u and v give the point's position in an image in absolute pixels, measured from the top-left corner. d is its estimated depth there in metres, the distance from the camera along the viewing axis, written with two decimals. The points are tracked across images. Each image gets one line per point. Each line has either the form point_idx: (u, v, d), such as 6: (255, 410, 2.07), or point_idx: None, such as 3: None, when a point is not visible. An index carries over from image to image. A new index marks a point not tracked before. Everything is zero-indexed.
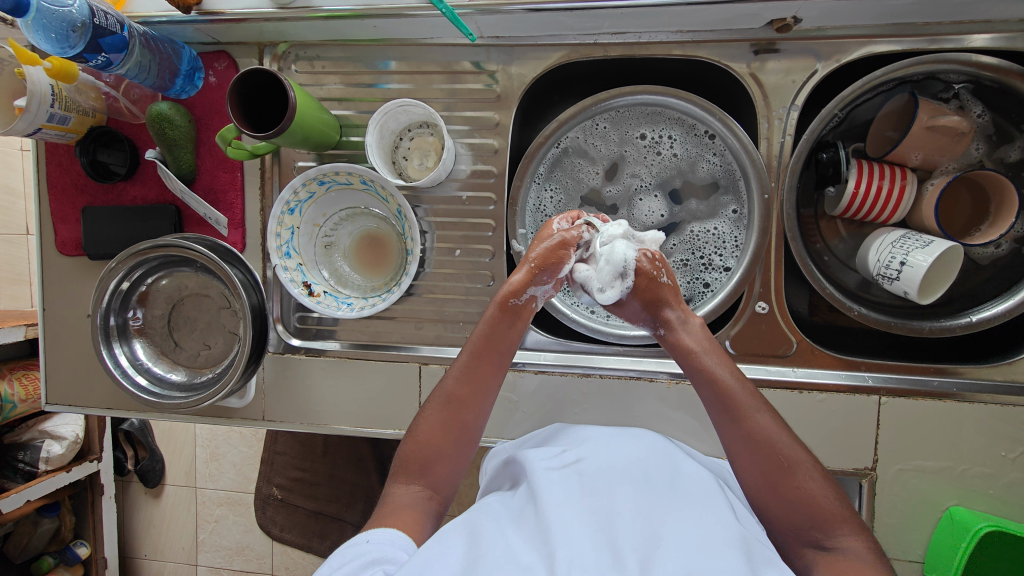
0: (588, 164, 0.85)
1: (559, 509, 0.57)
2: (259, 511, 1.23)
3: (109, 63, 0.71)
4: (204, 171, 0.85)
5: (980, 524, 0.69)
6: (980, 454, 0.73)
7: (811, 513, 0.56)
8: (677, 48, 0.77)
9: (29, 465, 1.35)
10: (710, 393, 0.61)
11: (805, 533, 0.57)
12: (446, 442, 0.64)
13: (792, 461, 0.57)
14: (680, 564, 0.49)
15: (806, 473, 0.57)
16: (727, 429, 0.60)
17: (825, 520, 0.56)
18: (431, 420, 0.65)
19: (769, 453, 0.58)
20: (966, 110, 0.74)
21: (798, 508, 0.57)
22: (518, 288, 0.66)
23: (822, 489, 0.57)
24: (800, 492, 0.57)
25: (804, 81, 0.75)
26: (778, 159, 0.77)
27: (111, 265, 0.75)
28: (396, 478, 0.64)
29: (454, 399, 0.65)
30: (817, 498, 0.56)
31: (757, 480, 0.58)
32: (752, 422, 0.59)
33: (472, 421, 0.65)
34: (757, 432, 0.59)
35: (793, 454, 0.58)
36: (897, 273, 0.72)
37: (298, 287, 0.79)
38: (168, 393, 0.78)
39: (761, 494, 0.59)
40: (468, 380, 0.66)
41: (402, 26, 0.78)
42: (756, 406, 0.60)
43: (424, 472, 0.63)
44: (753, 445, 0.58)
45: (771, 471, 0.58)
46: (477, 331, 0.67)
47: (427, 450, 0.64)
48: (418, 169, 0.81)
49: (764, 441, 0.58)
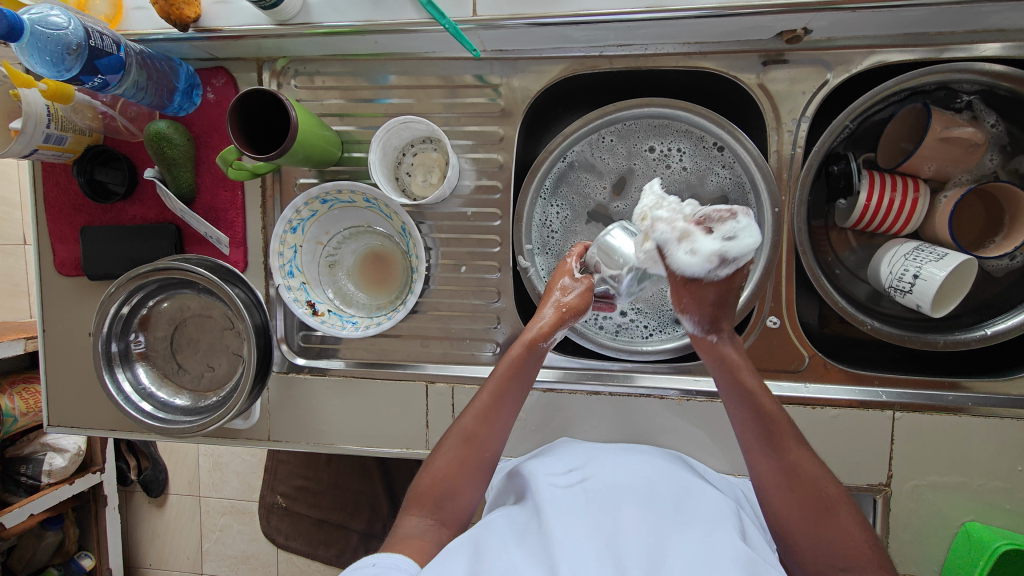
0: (595, 178, 0.84)
1: (563, 525, 0.55)
2: (263, 520, 1.23)
3: (106, 84, 0.70)
4: (204, 190, 0.84)
5: (997, 543, 0.68)
6: (997, 469, 0.72)
7: (844, 554, 0.55)
8: (684, 59, 0.76)
9: (32, 478, 1.33)
10: (749, 424, 0.60)
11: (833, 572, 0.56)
12: (461, 476, 0.64)
13: (830, 501, 0.57)
14: None
15: (840, 512, 0.56)
16: (764, 461, 0.59)
17: (858, 562, 0.55)
18: (448, 456, 0.65)
19: (806, 489, 0.57)
20: (979, 119, 0.73)
21: (830, 547, 0.56)
22: (548, 332, 0.65)
23: (854, 526, 0.56)
24: (834, 531, 0.56)
25: (814, 92, 0.74)
26: (789, 171, 0.76)
27: (111, 290, 0.74)
28: (408, 511, 0.64)
29: (472, 436, 0.65)
30: (852, 538, 0.55)
31: (792, 513, 0.57)
32: (793, 456, 0.58)
33: (488, 456, 0.65)
34: (797, 467, 0.58)
35: (829, 492, 0.57)
36: (910, 286, 0.70)
37: (302, 306, 0.79)
38: (174, 418, 0.77)
39: (793, 531, 0.58)
40: (485, 417, 0.65)
41: (403, 41, 0.77)
42: (797, 439, 0.59)
43: (437, 506, 0.63)
44: (795, 480, 0.57)
45: (808, 507, 0.57)
46: (499, 367, 0.66)
47: (440, 483, 0.63)
48: (422, 185, 0.80)
49: (804, 477, 0.57)
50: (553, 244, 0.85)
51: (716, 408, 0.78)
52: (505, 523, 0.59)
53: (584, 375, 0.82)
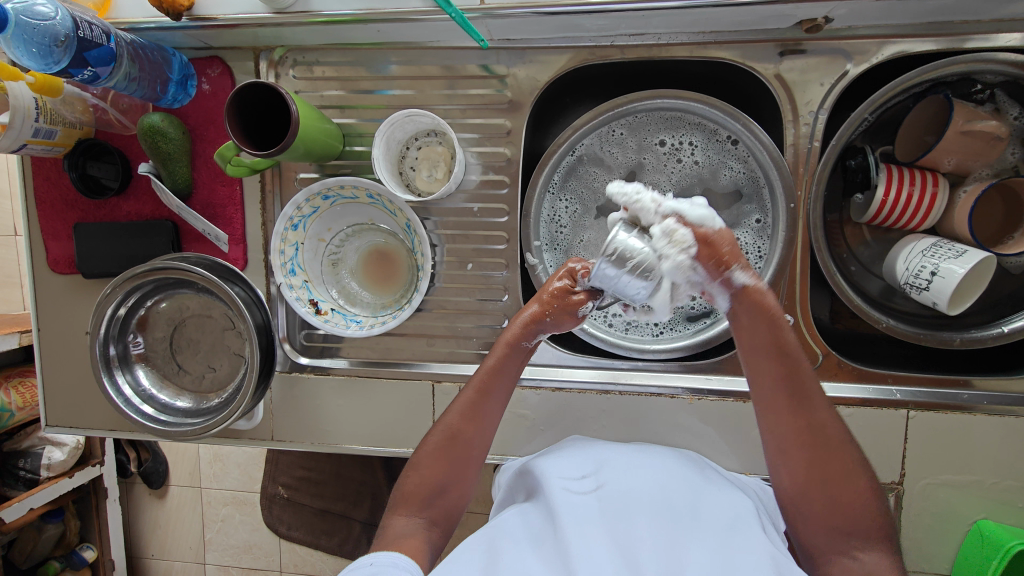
0: (604, 172, 0.81)
1: (579, 533, 0.54)
2: (265, 511, 1.20)
3: (96, 77, 0.67)
4: (200, 185, 0.81)
5: (1013, 542, 0.67)
6: (1010, 467, 0.72)
7: (853, 519, 0.56)
8: (699, 49, 0.73)
9: (31, 472, 1.32)
10: (772, 378, 0.57)
11: (839, 538, 0.56)
12: (446, 472, 0.63)
13: (844, 464, 0.57)
14: None
15: (857, 475, 0.57)
16: (784, 420, 0.57)
17: (863, 530, 0.56)
18: (431, 455, 0.64)
19: (823, 452, 0.56)
20: (1001, 112, 0.71)
21: (840, 512, 0.56)
22: (529, 327, 0.64)
23: (864, 491, 0.56)
24: (851, 494, 0.56)
25: (834, 84, 0.71)
26: (805, 165, 0.74)
27: (107, 291, 0.72)
28: (395, 510, 0.63)
29: (456, 436, 0.64)
30: (863, 501, 0.56)
31: (803, 474, 0.57)
32: (816, 416, 0.57)
33: (472, 454, 0.64)
34: (821, 426, 0.57)
35: (846, 454, 0.57)
36: (927, 283, 0.68)
37: (305, 305, 0.77)
38: (178, 420, 0.76)
39: (804, 493, 0.58)
40: (473, 416, 0.64)
41: (406, 30, 0.74)
42: (822, 397, 0.57)
43: (426, 504, 0.63)
44: (810, 440, 0.56)
45: (825, 468, 0.56)
46: (483, 364, 0.65)
47: (427, 482, 0.63)
48: (428, 180, 0.77)
49: (820, 437, 0.57)
50: (561, 241, 0.83)
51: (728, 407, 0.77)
52: (518, 524, 0.58)
53: (593, 373, 0.81)
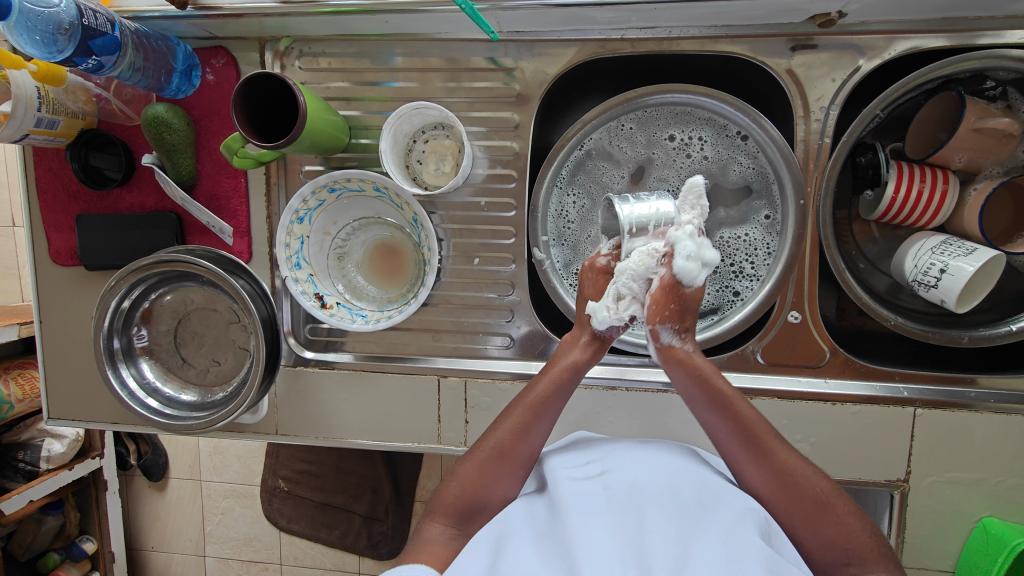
0: (613, 167, 0.81)
1: (585, 524, 0.55)
2: (265, 503, 1.22)
3: (100, 66, 0.66)
4: (205, 177, 0.80)
5: (1017, 540, 0.68)
6: (1015, 466, 0.72)
7: (848, 549, 0.55)
8: (710, 43, 0.72)
9: (31, 464, 1.32)
10: (727, 430, 0.60)
11: (842, 569, 0.56)
12: (489, 483, 0.63)
13: (824, 495, 0.57)
14: None
15: (837, 504, 0.57)
16: (751, 467, 0.59)
17: (861, 556, 0.55)
18: (475, 467, 0.64)
19: (800, 488, 0.57)
20: (1014, 109, 0.70)
21: (833, 545, 0.56)
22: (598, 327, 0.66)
23: (853, 521, 0.56)
24: (839, 526, 0.56)
25: (846, 79, 0.70)
26: (815, 161, 0.73)
27: (111, 283, 0.71)
28: (430, 518, 0.63)
29: (504, 449, 0.64)
30: (854, 533, 0.56)
31: (789, 515, 0.57)
32: (779, 455, 0.59)
33: (520, 463, 0.64)
34: (784, 465, 0.58)
35: (822, 486, 0.58)
36: (935, 280, 0.68)
37: (309, 299, 0.76)
38: (182, 414, 0.75)
39: (796, 533, 0.58)
40: (520, 431, 0.64)
41: (413, 21, 0.73)
42: (773, 435, 0.60)
43: (462, 513, 0.62)
44: (782, 480, 0.58)
45: (805, 504, 0.57)
46: (540, 379, 0.66)
47: (467, 493, 0.63)
48: (435, 174, 0.76)
49: (792, 477, 0.58)
50: (569, 236, 0.82)
51: None
52: (524, 519, 0.58)
53: (599, 369, 0.81)
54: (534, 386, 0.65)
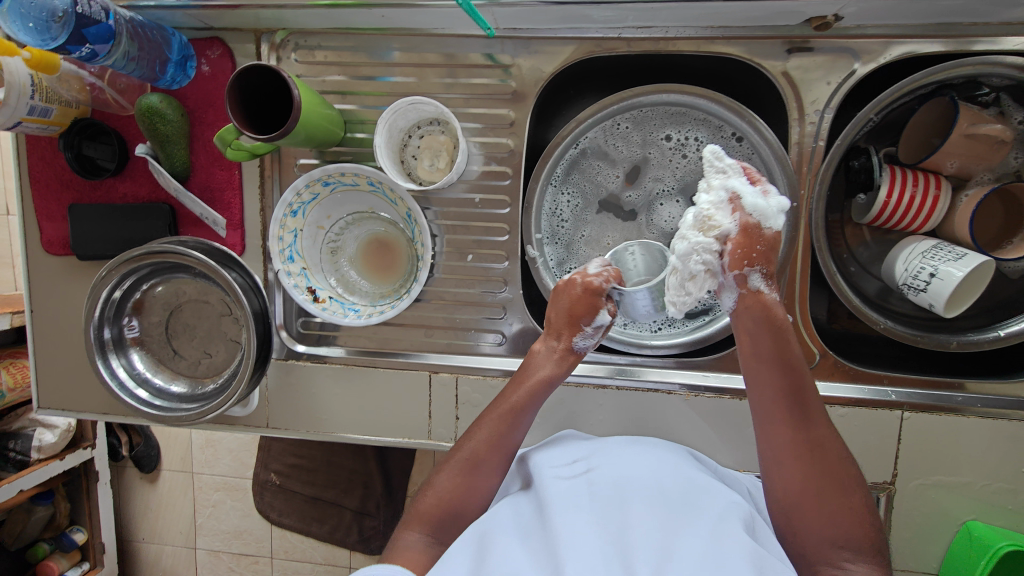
0: (608, 166, 0.81)
1: (568, 522, 0.55)
2: (256, 497, 1.21)
3: (94, 55, 0.65)
4: (198, 168, 0.80)
5: (1000, 544, 0.69)
6: (999, 470, 0.73)
7: (846, 528, 0.55)
8: (707, 44, 0.72)
9: (21, 454, 1.31)
10: (772, 386, 0.58)
11: (833, 548, 0.55)
12: (463, 495, 0.63)
13: (844, 474, 0.57)
14: None
15: (852, 485, 0.57)
16: (782, 431, 0.58)
17: (856, 541, 0.55)
18: (451, 477, 0.64)
19: (824, 458, 0.57)
20: (1006, 115, 0.70)
21: (835, 522, 0.55)
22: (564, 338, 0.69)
23: (860, 503, 0.56)
24: (844, 504, 0.56)
25: (841, 83, 0.71)
26: (809, 164, 0.73)
27: (103, 273, 0.71)
28: (406, 525, 0.64)
29: (477, 458, 0.65)
30: (860, 516, 0.56)
31: (801, 489, 0.57)
32: (816, 422, 0.58)
33: (488, 480, 0.64)
34: (820, 436, 0.57)
35: (843, 463, 0.57)
36: (925, 285, 0.69)
37: (303, 292, 0.76)
38: (173, 405, 0.75)
39: (799, 507, 0.57)
40: (493, 441, 0.65)
41: (410, 16, 0.73)
42: (818, 400, 0.59)
43: (440, 524, 0.62)
44: (811, 451, 0.57)
45: (823, 475, 0.56)
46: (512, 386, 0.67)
47: (444, 504, 0.63)
48: (429, 169, 0.76)
49: (820, 449, 0.57)
50: (563, 234, 0.82)
51: (724, 403, 0.77)
52: (509, 518, 0.59)
53: (589, 367, 0.81)
54: (509, 395, 0.67)
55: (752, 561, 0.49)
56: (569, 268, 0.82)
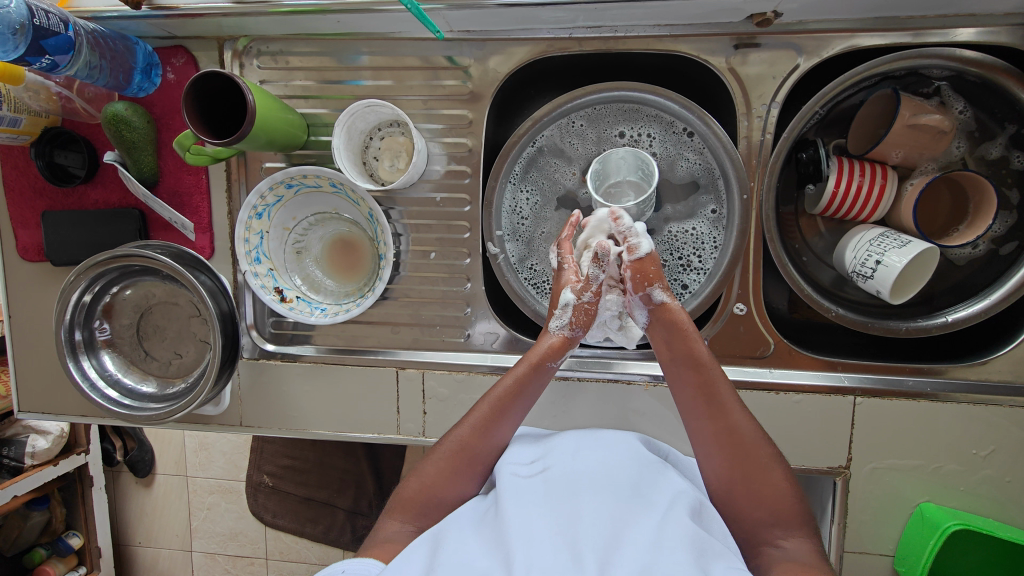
0: (564, 163, 0.83)
1: (520, 515, 0.56)
2: (250, 498, 1.23)
3: (55, 66, 0.67)
4: (167, 174, 0.82)
5: (948, 524, 0.70)
6: (951, 452, 0.74)
7: (773, 510, 0.58)
8: (655, 42, 0.74)
9: (14, 460, 1.33)
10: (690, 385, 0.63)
11: (768, 529, 0.58)
12: (450, 484, 0.65)
13: (764, 462, 0.60)
14: (637, 565, 0.49)
15: (773, 467, 0.60)
16: (706, 423, 0.62)
17: (784, 517, 0.58)
18: (439, 465, 0.66)
19: (745, 450, 0.60)
20: (947, 105, 0.73)
21: (762, 508, 0.59)
22: (552, 351, 0.68)
23: (785, 485, 0.59)
24: (769, 489, 0.59)
25: (786, 77, 0.72)
26: (758, 157, 0.75)
27: (71, 278, 0.73)
28: (391, 514, 0.65)
29: (466, 446, 0.66)
30: (786, 500, 0.59)
31: (729, 476, 0.60)
32: (733, 418, 0.61)
33: (481, 466, 0.66)
34: (737, 427, 0.61)
35: (764, 452, 0.60)
36: (871, 272, 0.70)
37: (269, 293, 0.78)
38: (142, 405, 0.77)
39: (730, 492, 0.60)
40: (483, 430, 0.66)
41: (367, 21, 0.74)
42: (733, 396, 0.62)
43: (421, 513, 0.64)
44: (731, 440, 0.60)
45: (745, 463, 0.60)
46: (502, 385, 0.67)
47: (425, 491, 0.65)
48: (390, 170, 0.79)
49: (742, 438, 0.60)
50: (523, 231, 0.84)
51: None
52: (469, 512, 0.61)
53: None
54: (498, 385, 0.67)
55: (692, 547, 0.51)
56: (531, 264, 0.83)
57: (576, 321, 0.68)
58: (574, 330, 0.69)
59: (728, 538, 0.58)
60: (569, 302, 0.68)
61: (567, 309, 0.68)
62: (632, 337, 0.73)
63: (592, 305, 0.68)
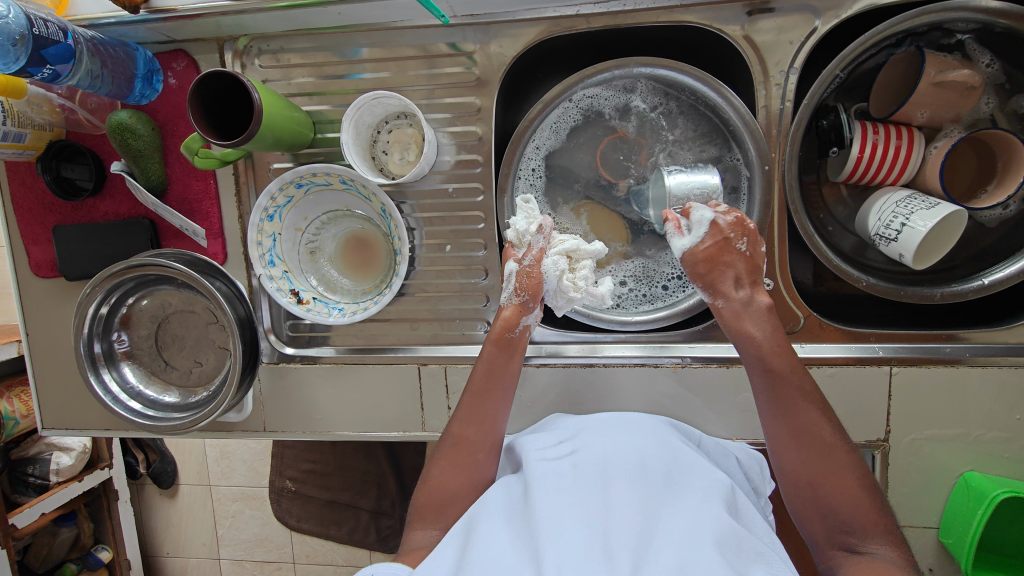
0: (576, 146, 0.82)
1: (550, 504, 0.54)
2: (273, 505, 1.21)
3: (57, 75, 0.66)
4: (175, 181, 0.81)
5: (996, 491, 0.68)
6: (994, 419, 0.72)
7: (849, 517, 0.57)
8: (665, 14, 0.72)
9: (40, 478, 1.33)
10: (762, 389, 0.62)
11: (837, 533, 0.58)
12: (463, 484, 0.64)
13: (838, 466, 0.58)
14: (673, 563, 0.46)
15: (847, 472, 0.58)
16: (775, 425, 0.61)
17: (860, 524, 0.56)
18: (445, 464, 0.65)
19: (817, 460, 0.59)
20: (973, 60, 0.70)
21: (829, 512, 0.58)
22: (510, 322, 0.70)
23: (853, 485, 0.58)
24: (842, 496, 0.57)
25: (802, 41, 0.70)
26: (778, 126, 0.73)
27: (87, 290, 0.72)
28: (413, 525, 0.64)
29: (464, 439, 0.66)
30: (856, 504, 0.57)
31: (799, 477, 0.60)
32: (806, 420, 0.60)
33: (487, 460, 0.66)
34: (806, 427, 0.60)
35: (838, 453, 0.59)
36: (895, 234, 0.68)
37: (286, 295, 0.77)
38: (164, 415, 0.77)
39: (800, 493, 0.60)
40: (477, 419, 0.67)
41: (367, 11, 0.72)
42: (810, 398, 0.60)
43: (441, 514, 0.63)
44: (800, 440, 0.59)
45: (813, 473, 0.59)
46: (476, 370, 0.69)
47: (445, 490, 0.64)
48: (400, 164, 0.77)
49: (814, 439, 0.59)
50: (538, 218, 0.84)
51: (711, 373, 0.77)
52: (498, 498, 0.58)
53: (570, 348, 0.81)
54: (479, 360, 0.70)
55: (731, 543, 0.49)
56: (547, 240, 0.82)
57: (520, 286, 0.70)
58: (524, 298, 0.71)
59: (771, 536, 0.55)
60: (513, 271, 0.71)
61: (512, 278, 0.71)
62: (600, 296, 0.73)
63: (533, 267, 0.71)
